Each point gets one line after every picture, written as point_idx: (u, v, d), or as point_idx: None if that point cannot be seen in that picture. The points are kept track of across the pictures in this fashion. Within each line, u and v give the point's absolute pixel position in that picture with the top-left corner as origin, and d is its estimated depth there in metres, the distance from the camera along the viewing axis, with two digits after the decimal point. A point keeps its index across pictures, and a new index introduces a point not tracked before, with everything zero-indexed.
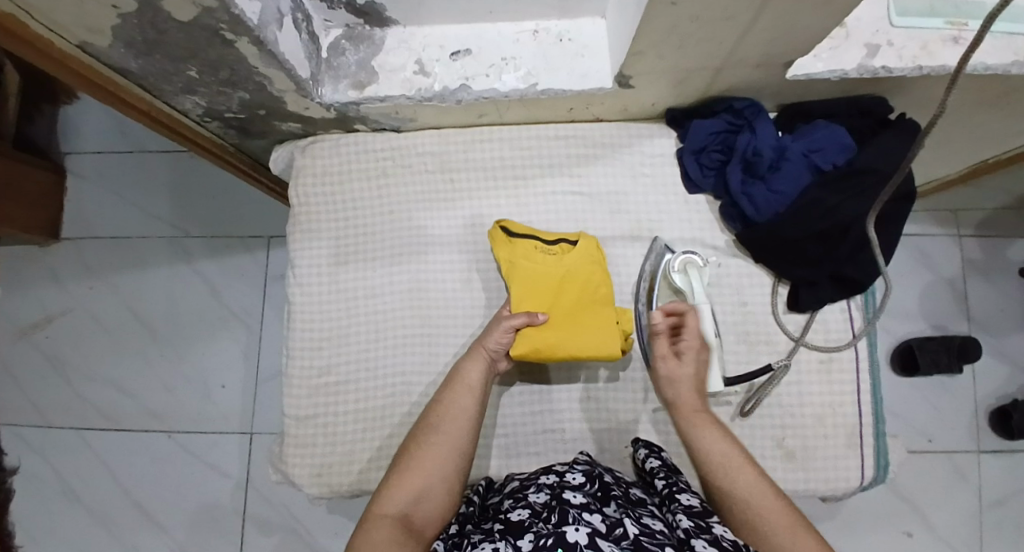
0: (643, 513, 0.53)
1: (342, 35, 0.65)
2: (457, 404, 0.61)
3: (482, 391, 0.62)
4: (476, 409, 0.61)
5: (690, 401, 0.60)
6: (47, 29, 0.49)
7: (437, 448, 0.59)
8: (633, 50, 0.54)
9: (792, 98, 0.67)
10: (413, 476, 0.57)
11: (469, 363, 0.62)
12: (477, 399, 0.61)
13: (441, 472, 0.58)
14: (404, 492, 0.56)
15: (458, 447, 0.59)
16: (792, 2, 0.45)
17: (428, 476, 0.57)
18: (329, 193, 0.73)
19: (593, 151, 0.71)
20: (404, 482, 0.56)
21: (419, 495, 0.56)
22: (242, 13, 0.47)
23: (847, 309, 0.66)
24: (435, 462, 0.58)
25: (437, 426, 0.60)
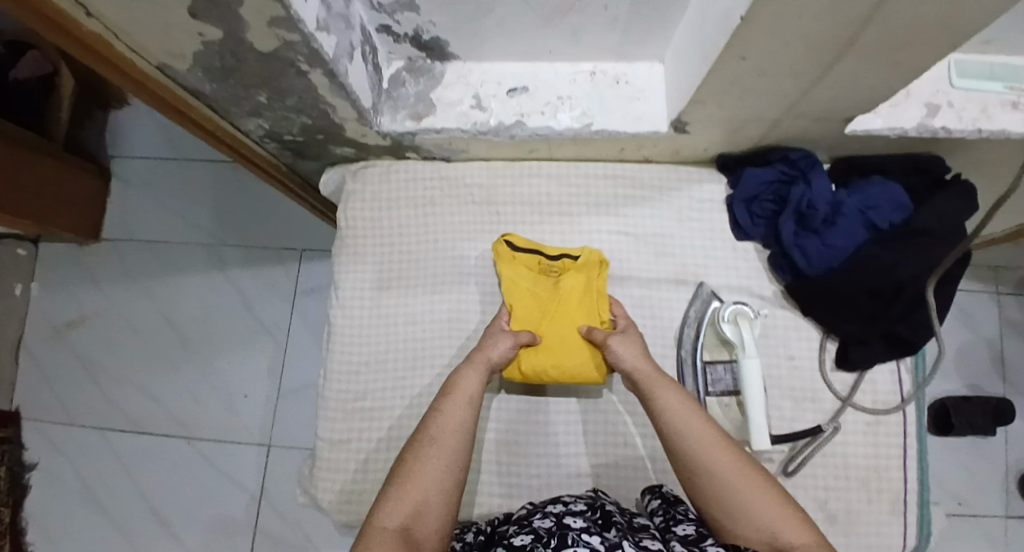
0: (644, 537, 0.51)
1: (403, 67, 0.66)
2: (453, 411, 0.56)
3: (479, 400, 0.58)
4: (474, 417, 0.56)
5: (642, 368, 0.59)
6: (132, 52, 0.52)
7: (436, 459, 0.52)
8: (694, 99, 0.54)
9: (846, 151, 0.67)
10: (411, 491, 0.50)
11: (466, 372, 0.59)
12: (474, 408, 0.57)
13: (441, 487, 0.51)
14: (403, 506, 0.48)
15: (459, 460, 0.53)
16: (864, 62, 0.45)
17: (429, 490, 0.50)
18: (378, 218, 0.74)
19: (640, 192, 0.71)
20: (402, 495, 0.49)
21: (419, 511, 0.49)
22: (320, 47, 0.49)
23: (897, 369, 0.64)
24: (435, 476, 0.51)
25: (436, 437, 0.54)
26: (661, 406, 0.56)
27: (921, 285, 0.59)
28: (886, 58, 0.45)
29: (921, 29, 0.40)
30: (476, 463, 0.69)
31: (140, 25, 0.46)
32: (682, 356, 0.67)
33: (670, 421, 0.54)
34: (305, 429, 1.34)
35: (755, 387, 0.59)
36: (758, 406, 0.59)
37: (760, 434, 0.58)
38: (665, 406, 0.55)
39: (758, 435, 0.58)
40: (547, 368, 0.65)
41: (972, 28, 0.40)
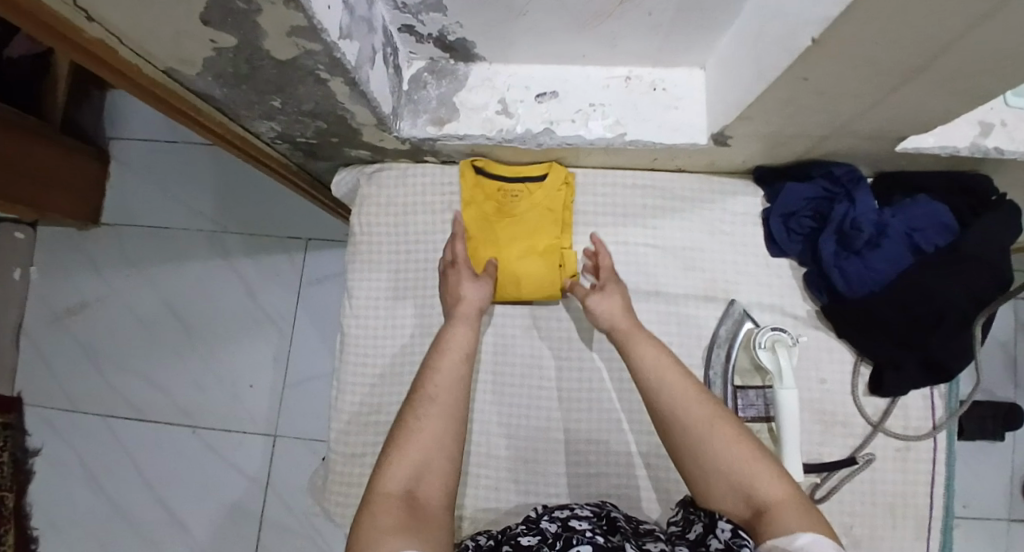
0: (650, 540, 0.50)
1: (424, 68, 0.62)
2: (445, 371, 0.56)
3: (469, 354, 0.58)
4: (465, 372, 0.57)
5: (620, 321, 0.60)
6: (135, 56, 0.48)
7: (433, 419, 0.52)
8: (742, 115, 0.51)
9: (891, 167, 0.63)
10: (410, 451, 0.49)
11: (454, 330, 0.60)
12: (466, 363, 0.57)
13: (441, 443, 0.51)
14: (404, 466, 0.48)
15: (455, 415, 0.53)
16: (936, 83, 0.42)
17: (428, 447, 0.50)
18: (394, 223, 0.71)
19: (671, 203, 0.68)
20: (402, 457, 0.49)
21: (422, 468, 0.49)
22: (342, 56, 0.45)
23: (929, 395, 0.63)
24: (434, 434, 0.51)
25: (429, 396, 0.53)
26: (638, 362, 0.56)
27: (968, 315, 0.56)
28: (961, 81, 0.41)
29: (1010, 57, 0.36)
30: (493, 481, 0.68)
31: (147, 29, 0.42)
32: (713, 379, 0.65)
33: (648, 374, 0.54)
34: (313, 421, 1.34)
35: (790, 418, 0.58)
36: (793, 438, 0.57)
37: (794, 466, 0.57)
38: (644, 361, 0.55)
39: (792, 466, 0.58)
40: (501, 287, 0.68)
41: None
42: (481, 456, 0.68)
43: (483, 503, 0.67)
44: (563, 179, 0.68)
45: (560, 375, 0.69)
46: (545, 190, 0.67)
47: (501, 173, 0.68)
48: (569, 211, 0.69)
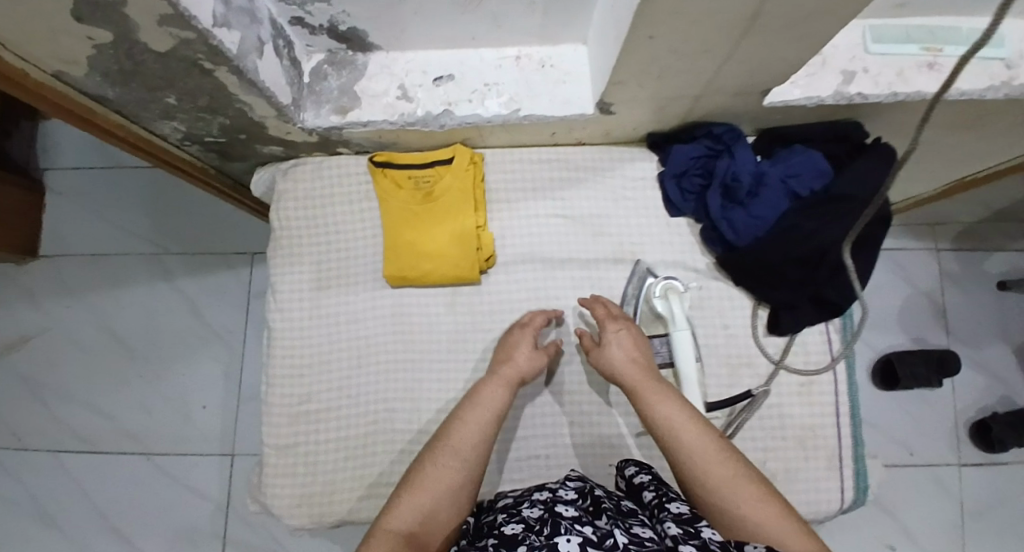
0: (633, 521, 0.49)
1: (324, 60, 0.64)
2: (469, 423, 0.57)
3: (500, 414, 0.59)
4: (489, 432, 0.57)
5: (630, 371, 0.59)
6: (19, 61, 0.49)
7: (447, 466, 0.54)
8: (614, 80, 0.54)
9: (769, 123, 0.68)
10: (419, 493, 0.52)
11: (491, 384, 0.60)
12: (495, 422, 0.58)
13: (451, 491, 0.53)
14: (411, 508, 0.50)
15: (469, 466, 0.55)
16: (770, 33, 0.46)
17: (437, 493, 0.52)
18: (311, 216, 0.73)
19: (575, 175, 0.72)
20: (412, 498, 0.51)
21: (427, 513, 0.51)
22: (221, 44, 0.47)
23: (824, 331, 0.67)
24: (444, 481, 0.53)
25: (452, 445, 0.55)
26: (652, 406, 0.56)
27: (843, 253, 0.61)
28: (789, 31, 0.46)
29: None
30: None
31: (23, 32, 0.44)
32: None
33: (662, 420, 0.55)
34: None
35: (688, 357, 0.63)
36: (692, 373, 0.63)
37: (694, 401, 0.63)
38: (658, 407, 0.56)
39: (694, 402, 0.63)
40: (412, 241, 0.70)
41: None
42: (415, 433, 0.69)
43: None
44: (469, 161, 0.70)
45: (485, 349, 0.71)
46: (454, 172, 0.70)
47: (408, 164, 0.71)
48: (482, 189, 0.72)
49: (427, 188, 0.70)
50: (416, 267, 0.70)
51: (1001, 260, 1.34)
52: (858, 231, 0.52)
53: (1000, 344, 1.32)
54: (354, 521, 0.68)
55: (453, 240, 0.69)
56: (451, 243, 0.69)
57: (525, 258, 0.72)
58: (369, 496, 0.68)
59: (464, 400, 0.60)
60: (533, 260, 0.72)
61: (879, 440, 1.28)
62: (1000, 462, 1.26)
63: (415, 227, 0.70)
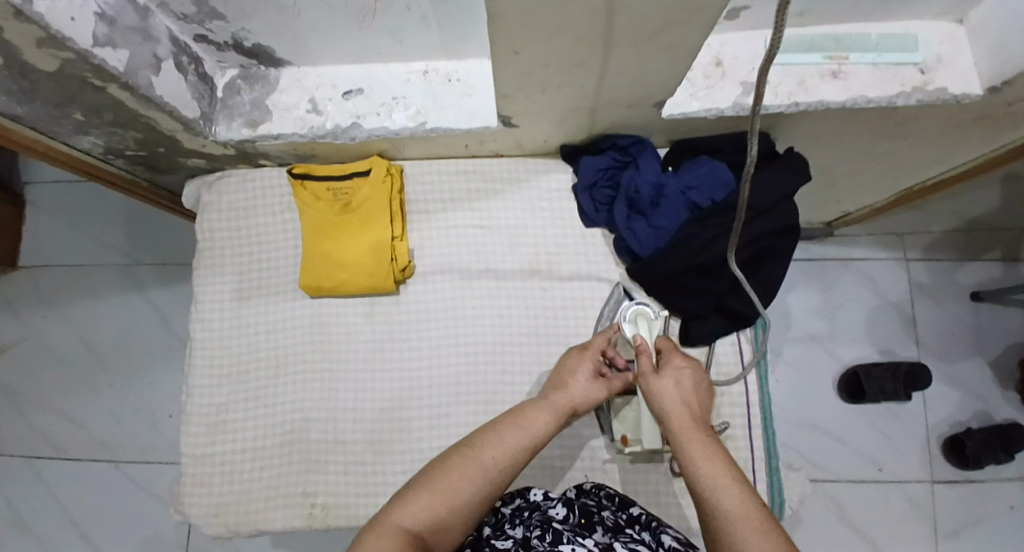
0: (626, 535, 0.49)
1: (238, 75, 0.67)
2: (506, 441, 0.51)
3: (539, 444, 0.53)
4: (521, 462, 0.51)
5: (678, 415, 0.51)
6: None
7: (475, 475, 0.48)
8: (501, 93, 0.55)
9: (679, 134, 0.68)
10: (439, 494, 0.46)
11: (537, 409, 0.55)
12: (531, 451, 0.52)
13: (470, 506, 0.47)
14: (426, 507, 0.45)
15: (495, 482, 0.48)
16: (634, 45, 0.46)
17: (456, 500, 0.46)
18: (233, 226, 0.74)
19: (492, 186, 0.74)
20: (429, 498, 0.45)
21: (443, 519, 0.45)
22: (103, 62, 0.49)
23: (736, 341, 0.68)
24: (467, 494, 0.47)
25: (482, 455, 0.49)
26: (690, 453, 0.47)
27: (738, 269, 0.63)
28: (651, 45, 0.46)
29: (663, 10, 0.41)
30: (342, 467, 0.67)
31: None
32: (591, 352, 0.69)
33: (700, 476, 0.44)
34: None
35: None
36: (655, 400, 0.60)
37: (650, 437, 0.61)
38: (698, 461, 0.45)
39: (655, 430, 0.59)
40: (329, 251, 0.70)
41: (717, 7, 0.41)
42: (327, 443, 0.68)
43: (331, 489, 0.67)
44: (387, 173, 0.71)
45: (407, 359, 0.71)
46: (370, 182, 0.70)
47: (325, 174, 0.72)
48: (400, 200, 0.73)
49: (344, 197, 0.71)
50: (329, 272, 0.70)
51: (975, 270, 1.31)
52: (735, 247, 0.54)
53: (976, 357, 1.27)
54: (268, 529, 0.67)
55: (368, 250, 0.69)
56: (366, 253, 0.69)
57: (443, 268, 0.73)
58: (280, 505, 0.67)
59: (505, 414, 0.55)
60: (450, 272, 0.73)
61: (849, 455, 1.24)
62: (977, 480, 1.21)
63: (333, 239, 0.70)
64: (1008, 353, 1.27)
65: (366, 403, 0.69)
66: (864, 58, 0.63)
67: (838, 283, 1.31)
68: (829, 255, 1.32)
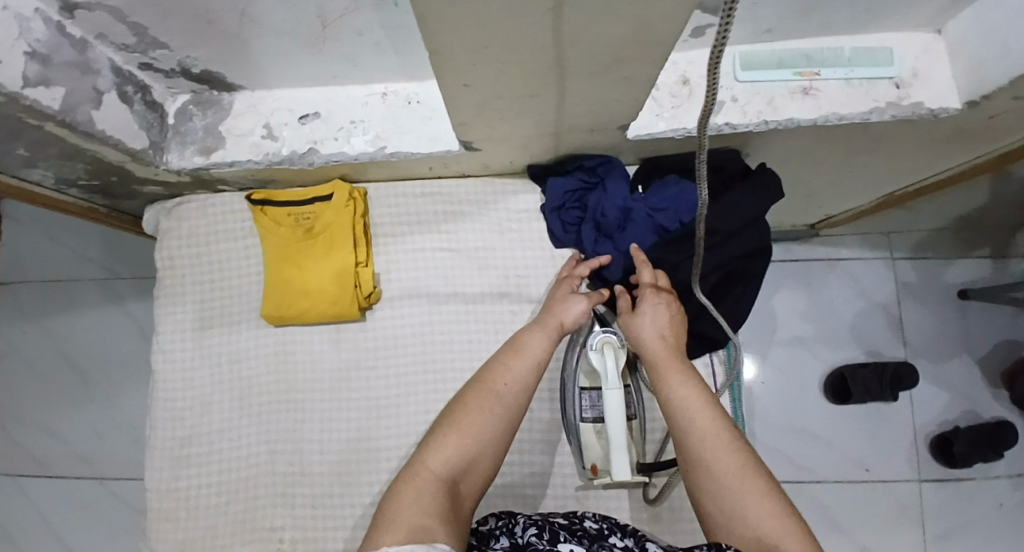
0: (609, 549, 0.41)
1: (190, 100, 0.64)
2: (512, 369, 0.51)
3: (544, 363, 0.53)
4: (532, 382, 0.51)
5: (653, 345, 0.55)
6: None
7: (494, 416, 0.47)
8: (458, 121, 0.53)
9: (648, 152, 0.66)
10: (460, 437, 0.45)
11: (534, 332, 0.55)
12: (538, 370, 0.52)
13: (495, 437, 0.46)
14: (454, 452, 0.44)
15: (512, 419, 0.48)
16: (589, 75, 0.44)
17: (479, 441, 0.45)
18: (193, 254, 0.72)
19: (459, 208, 0.72)
20: (454, 441, 0.45)
21: (471, 458, 0.44)
22: (37, 102, 0.47)
23: (709, 363, 0.66)
24: (490, 429, 0.46)
25: (496, 391, 0.49)
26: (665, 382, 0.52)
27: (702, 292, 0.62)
28: (607, 75, 0.44)
29: (613, 44, 0.39)
30: (309, 500, 0.66)
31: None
32: (563, 377, 0.68)
33: (677, 401, 0.49)
34: None
35: (614, 416, 0.58)
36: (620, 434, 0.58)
37: (620, 466, 0.57)
38: (674, 389, 0.50)
39: (619, 464, 0.57)
40: (291, 279, 0.68)
41: (671, 39, 0.39)
42: (295, 475, 0.67)
43: (298, 523, 0.66)
44: (349, 197, 0.69)
45: (376, 384, 0.69)
46: (332, 207, 0.68)
47: (286, 200, 0.70)
48: (364, 224, 0.71)
49: (306, 222, 0.69)
50: (291, 300, 0.68)
51: (963, 269, 1.29)
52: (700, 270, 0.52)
53: (964, 357, 1.26)
54: None
55: (331, 278, 0.67)
56: (329, 281, 0.67)
57: (409, 293, 0.71)
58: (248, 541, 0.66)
59: (505, 345, 0.54)
60: (418, 296, 0.71)
61: (836, 458, 1.23)
62: (964, 480, 1.21)
63: (296, 266, 0.68)
64: (995, 353, 1.26)
65: (332, 434, 0.68)
66: (836, 74, 0.61)
67: (824, 286, 1.30)
68: (815, 257, 1.31)
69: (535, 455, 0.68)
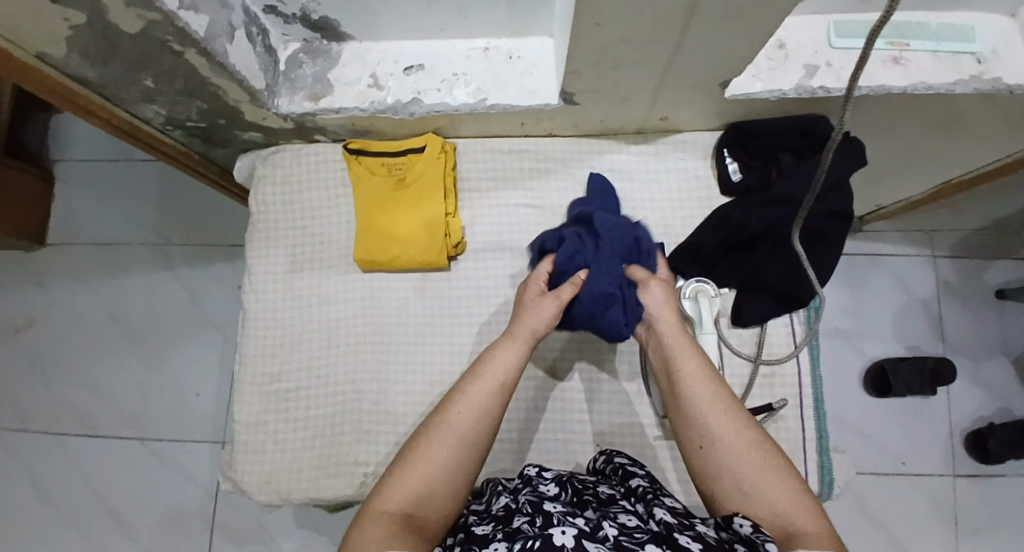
0: (618, 509, 0.45)
1: (301, 48, 0.67)
2: (473, 393, 0.50)
3: (506, 384, 0.51)
4: (496, 408, 0.49)
5: (666, 322, 0.56)
6: (31, 56, 0.52)
7: (449, 447, 0.46)
8: (570, 68, 0.56)
9: (735, 117, 0.69)
10: (415, 471, 0.44)
11: (502, 351, 0.53)
12: (499, 393, 0.50)
13: (451, 469, 0.45)
14: (406, 487, 0.43)
15: (473, 447, 0.47)
16: (717, 20, 0.46)
17: (435, 472, 0.45)
18: (287, 199, 0.75)
19: (545, 166, 0.74)
20: (405, 477, 0.44)
21: (425, 492, 0.43)
22: (187, 26, 0.49)
23: (789, 322, 0.70)
24: (443, 459, 0.45)
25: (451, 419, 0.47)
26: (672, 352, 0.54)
27: (784, 242, 0.65)
28: (733, 20, 0.46)
29: None
30: (393, 437, 0.68)
31: (12, 26, 0.47)
32: None
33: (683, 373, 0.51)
34: None
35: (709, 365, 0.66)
36: None
37: None
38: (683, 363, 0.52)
39: None
40: (385, 224, 0.70)
41: None
42: (379, 414, 0.69)
43: (383, 460, 0.68)
44: (441, 149, 0.71)
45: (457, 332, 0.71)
46: (426, 158, 0.70)
47: (381, 152, 0.72)
48: (453, 178, 0.74)
49: (401, 172, 0.71)
50: (385, 243, 0.71)
51: (1006, 268, 1.30)
52: (804, 218, 0.55)
53: (1003, 355, 1.27)
54: (322, 497, 0.68)
55: (425, 226, 0.70)
56: (423, 229, 0.70)
57: (493, 246, 0.74)
58: (334, 473, 0.68)
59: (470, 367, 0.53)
60: (501, 249, 0.73)
61: (871, 448, 1.24)
62: (1000, 477, 1.21)
63: (390, 214, 0.71)
64: None
65: (411, 378, 0.70)
66: (924, 45, 0.64)
67: (866, 278, 1.31)
68: (858, 250, 1.32)
69: (611, 404, 0.71)
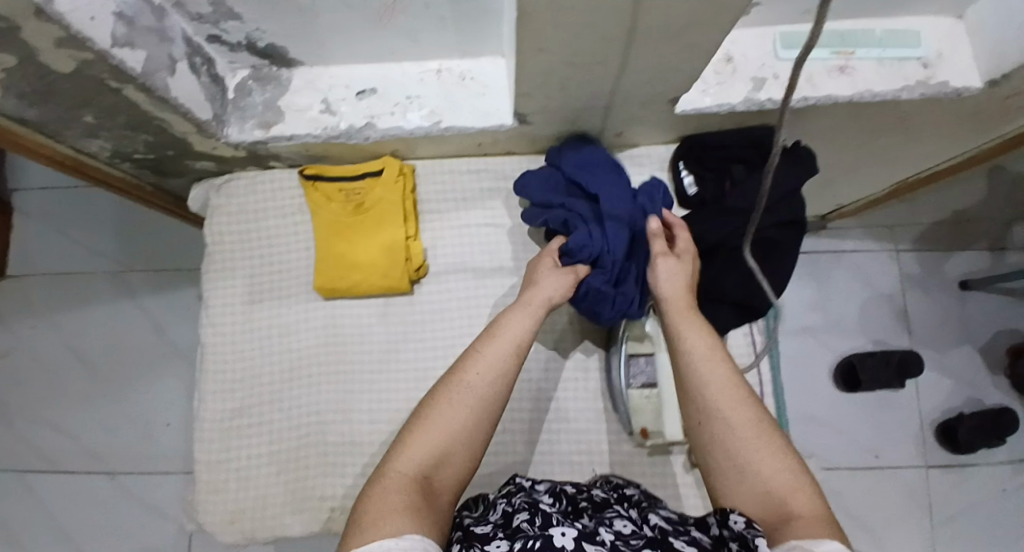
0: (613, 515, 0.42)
1: (249, 76, 0.66)
2: (490, 353, 0.46)
3: (521, 345, 0.48)
4: (512, 369, 0.46)
5: (676, 296, 0.54)
6: None
7: (467, 406, 0.42)
8: (520, 91, 0.56)
9: (688, 130, 0.70)
10: (430, 431, 0.41)
11: (513, 315, 0.50)
12: (516, 354, 0.47)
13: (468, 432, 0.42)
14: (422, 450, 0.39)
15: (490, 409, 0.43)
16: (657, 42, 0.47)
17: (452, 436, 0.41)
18: (242, 230, 0.73)
19: (504, 184, 0.74)
20: (420, 438, 0.40)
21: (444, 453, 0.40)
22: (122, 63, 0.48)
23: (749, 332, 0.71)
24: (462, 419, 0.42)
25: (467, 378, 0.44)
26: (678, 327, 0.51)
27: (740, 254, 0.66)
28: (673, 41, 0.47)
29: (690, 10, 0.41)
30: (359, 468, 0.67)
31: None
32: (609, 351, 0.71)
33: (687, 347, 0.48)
34: None
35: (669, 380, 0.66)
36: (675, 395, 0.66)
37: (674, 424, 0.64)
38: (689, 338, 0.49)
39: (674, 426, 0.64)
40: (342, 252, 0.69)
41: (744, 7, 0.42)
42: (345, 445, 0.68)
43: (349, 494, 0.66)
44: (398, 172, 0.70)
45: (420, 357, 0.71)
46: (383, 181, 0.70)
47: (338, 177, 0.71)
48: (413, 200, 0.73)
49: (358, 197, 0.70)
50: (342, 272, 0.69)
51: (964, 260, 1.34)
52: (752, 235, 0.56)
53: (967, 345, 1.31)
54: (289, 536, 0.67)
55: (383, 252, 0.69)
56: (382, 255, 0.69)
57: (455, 268, 0.73)
58: (300, 509, 0.66)
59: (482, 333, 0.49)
60: (464, 270, 0.73)
61: (847, 443, 1.26)
62: (969, 465, 1.24)
63: (347, 241, 0.70)
64: (996, 341, 1.30)
65: (376, 406, 0.69)
66: (869, 54, 0.65)
67: (833, 276, 1.34)
68: (823, 249, 1.35)
69: (580, 421, 0.71)
